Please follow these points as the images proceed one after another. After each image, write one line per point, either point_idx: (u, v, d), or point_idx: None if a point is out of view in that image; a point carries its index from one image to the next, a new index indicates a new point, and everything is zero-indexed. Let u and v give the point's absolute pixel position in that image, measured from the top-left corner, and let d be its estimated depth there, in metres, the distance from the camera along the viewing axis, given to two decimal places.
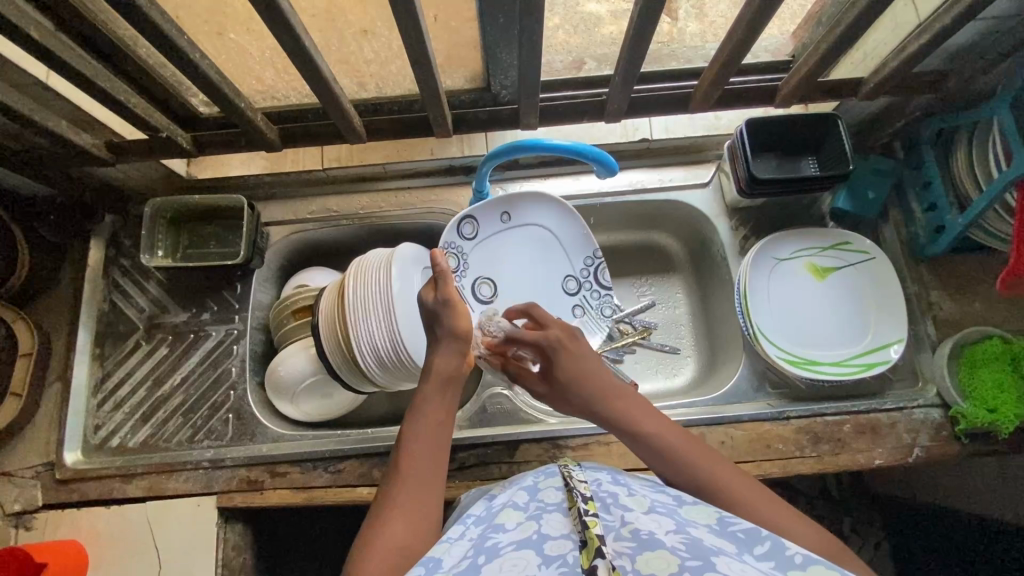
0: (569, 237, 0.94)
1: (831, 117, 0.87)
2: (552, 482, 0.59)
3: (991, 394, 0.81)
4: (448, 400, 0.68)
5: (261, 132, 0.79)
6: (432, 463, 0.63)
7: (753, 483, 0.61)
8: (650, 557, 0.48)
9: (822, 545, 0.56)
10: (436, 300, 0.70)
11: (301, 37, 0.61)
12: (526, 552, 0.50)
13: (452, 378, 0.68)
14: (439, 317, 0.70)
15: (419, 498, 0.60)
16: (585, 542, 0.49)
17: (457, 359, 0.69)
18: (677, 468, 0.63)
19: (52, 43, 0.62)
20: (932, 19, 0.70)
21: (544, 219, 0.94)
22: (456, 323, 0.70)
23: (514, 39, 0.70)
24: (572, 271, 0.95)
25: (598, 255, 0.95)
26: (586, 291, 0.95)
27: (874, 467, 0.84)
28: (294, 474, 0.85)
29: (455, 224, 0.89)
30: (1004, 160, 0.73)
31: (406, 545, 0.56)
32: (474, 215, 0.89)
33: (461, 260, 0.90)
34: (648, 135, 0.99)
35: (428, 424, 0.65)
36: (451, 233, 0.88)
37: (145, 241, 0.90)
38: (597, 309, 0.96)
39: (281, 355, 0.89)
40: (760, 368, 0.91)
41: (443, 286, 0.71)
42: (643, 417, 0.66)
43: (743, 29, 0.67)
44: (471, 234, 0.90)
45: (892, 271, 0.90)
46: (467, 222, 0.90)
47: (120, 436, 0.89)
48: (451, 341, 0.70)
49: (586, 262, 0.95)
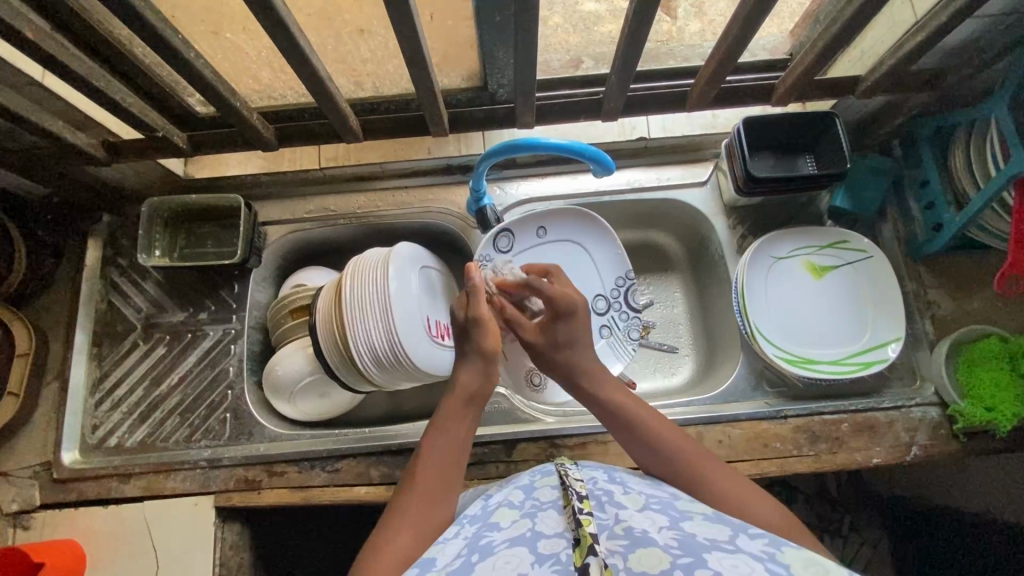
0: (603, 258, 0.95)
1: (828, 115, 0.87)
2: (548, 481, 0.59)
3: (988, 393, 0.81)
4: (469, 419, 0.69)
5: (258, 132, 0.79)
6: (446, 477, 0.63)
7: (735, 474, 0.63)
8: (642, 555, 0.48)
9: (805, 538, 0.57)
10: (467, 316, 0.72)
11: (296, 37, 0.61)
12: (519, 550, 0.50)
13: (473, 399, 0.70)
14: (469, 333, 0.72)
15: (429, 511, 0.60)
16: (578, 540, 0.49)
17: (481, 378, 0.71)
18: (661, 453, 0.65)
19: (48, 44, 0.62)
20: (928, 18, 0.69)
21: (581, 234, 0.95)
22: (486, 340, 0.71)
23: (510, 38, 0.70)
24: (603, 290, 0.96)
25: (629, 276, 0.96)
26: (616, 313, 0.96)
27: (872, 466, 0.84)
28: (292, 474, 0.85)
29: (492, 238, 0.90)
30: (1002, 158, 0.73)
31: (411, 553, 0.56)
32: (511, 228, 0.91)
33: (497, 275, 0.91)
34: (645, 133, 0.99)
35: (450, 440, 0.66)
36: (487, 247, 0.90)
37: (143, 241, 0.90)
38: (625, 330, 0.96)
39: (279, 354, 0.89)
40: (757, 367, 0.91)
41: (474, 306, 0.73)
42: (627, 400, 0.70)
43: (739, 27, 0.67)
44: (507, 247, 0.92)
45: (891, 271, 0.89)
46: (504, 236, 0.91)
47: (118, 436, 0.89)
48: (478, 360, 0.71)
49: (617, 283, 0.96)
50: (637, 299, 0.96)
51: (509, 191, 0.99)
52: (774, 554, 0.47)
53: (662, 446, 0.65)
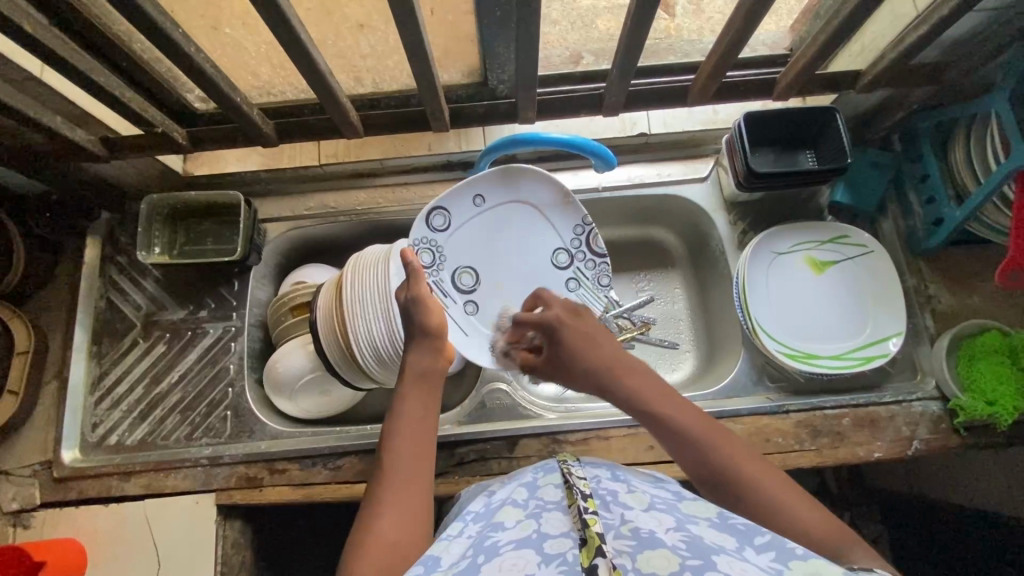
0: (552, 207, 0.88)
1: (829, 111, 0.87)
2: (552, 479, 0.58)
3: (990, 386, 0.81)
4: (428, 398, 0.68)
5: (257, 127, 0.79)
6: (418, 457, 0.62)
7: (780, 478, 0.58)
8: (652, 555, 0.47)
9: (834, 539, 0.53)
10: (408, 298, 0.71)
11: (297, 30, 0.61)
12: (525, 552, 0.49)
13: (424, 374, 0.69)
14: (410, 316, 0.71)
15: (408, 491, 0.59)
16: (585, 540, 0.47)
17: (430, 356, 0.70)
18: (707, 462, 0.60)
19: (46, 38, 0.61)
20: (929, 11, 0.69)
21: (534, 198, 0.88)
22: (428, 319, 0.70)
23: (512, 33, 0.69)
24: (562, 243, 0.89)
25: (589, 220, 0.89)
26: (583, 263, 0.89)
27: (874, 460, 0.84)
28: (293, 471, 0.85)
29: (424, 217, 0.82)
30: (1001, 151, 0.74)
31: (396, 538, 0.55)
32: (443, 205, 0.83)
33: (436, 253, 0.84)
34: (646, 129, 0.99)
35: (415, 425, 0.65)
36: (420, 228, 0.82)
37: (142, 238, 0.90)
38: (594, 279, 0.90)
39: (280, 352, 0.89)
40: (758, 362, 0.91)
41: (414, 286, 0.71)
42: (663, 404, 0.63)
43: (740, 21, 0.67)
44: (444, 225, 0.84)
45: (889, 265, 0.90)
46: (438, 213, 0.83)
47: (118, 434, 0.89)
48: (424, 338, 0.70)
49: (577, 232, 0.89)
50: (600, 244, 0.89)
51: None
52: (783, 568, 0.45)
53: (705, 453, 0.60)
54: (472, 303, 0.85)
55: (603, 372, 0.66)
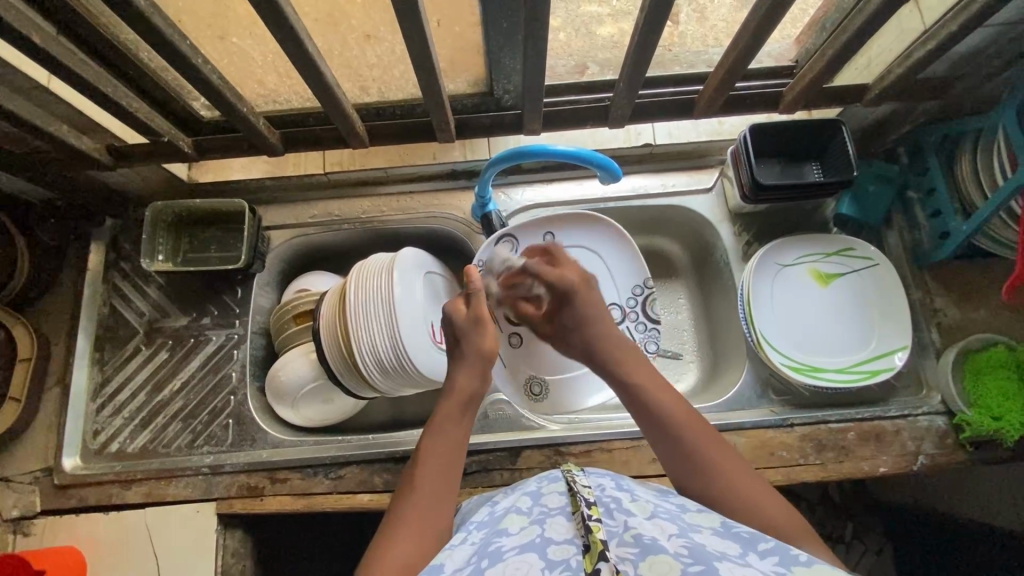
0: (616, 262, 0.93)
1: (835, 123, 0.86)
2: (555, 487, 0.57)
3: (996, 402, 0.80)
4: (466, 421, 0.67)
5: (263, 137, 0.79)
6: (442, 484, 0.61)
7: (756, 481, 0.59)
8: (653, 561, 0.46)
9: (801, 531, 0.56)
10: (468, 317, 0.72)
11: (305, 43, 0.61)
12: (529, 556, 0.48)
13: (470, 400, 0.68)
14: (466, 336, 0.71)
15: (432, 510, 0.59)
16: (589, 546, 0.48)
17: (476, 380, 0.69)
18: (672, 439, 0.63)
19: (55, 48, 0.61)
20: (938, 26, 0.69)
21: (594, 242, 0.94)
22: (484, 341, 0.71)
23: (517, 44, 0.70)
24: (617, 299, 0.93)
25: (648, 284, 0.93)
26: (634, 319, 0.92)
27: (879, 475, 0.83)
28: (294, 481, 0.85)
29: (494, 242, 0.91)
30: (1009, 167, 0.73)
31: (413, 566, 0.54)
32: (514, 235, 0.91)
33: None
34: (650, 140, 0.98)
35: (445, 443, 0.64)
36: (487, 249, 0.91)
37: (146, 246, 0.89)
38: (641, 341, 0.92)
39: (282, 361, 0.88)
40: (763, 376, 0.91)
41: (475, 303, 0.73)
42: (650, 381, 0.67)
43: (749, 35, 0.67)
44: (509, 253, 0.92)
45: (895, 277, 0.89)
46: (506, 241, 0.91)
47: (119, 441, 0.88)
48: (475, 361, 0.70)
49: (634, 292, 0.93)
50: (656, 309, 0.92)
51: (514, 198, 0.99)
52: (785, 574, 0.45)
53: (674, 431, 0.63)
54: (515, 335, 0.93)
55: (602, 347, 0.72)
